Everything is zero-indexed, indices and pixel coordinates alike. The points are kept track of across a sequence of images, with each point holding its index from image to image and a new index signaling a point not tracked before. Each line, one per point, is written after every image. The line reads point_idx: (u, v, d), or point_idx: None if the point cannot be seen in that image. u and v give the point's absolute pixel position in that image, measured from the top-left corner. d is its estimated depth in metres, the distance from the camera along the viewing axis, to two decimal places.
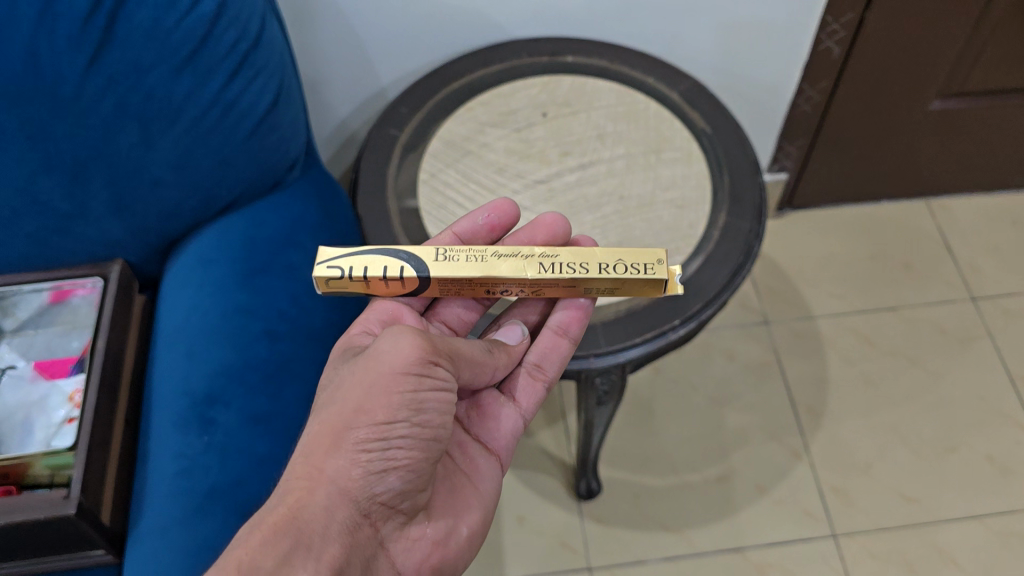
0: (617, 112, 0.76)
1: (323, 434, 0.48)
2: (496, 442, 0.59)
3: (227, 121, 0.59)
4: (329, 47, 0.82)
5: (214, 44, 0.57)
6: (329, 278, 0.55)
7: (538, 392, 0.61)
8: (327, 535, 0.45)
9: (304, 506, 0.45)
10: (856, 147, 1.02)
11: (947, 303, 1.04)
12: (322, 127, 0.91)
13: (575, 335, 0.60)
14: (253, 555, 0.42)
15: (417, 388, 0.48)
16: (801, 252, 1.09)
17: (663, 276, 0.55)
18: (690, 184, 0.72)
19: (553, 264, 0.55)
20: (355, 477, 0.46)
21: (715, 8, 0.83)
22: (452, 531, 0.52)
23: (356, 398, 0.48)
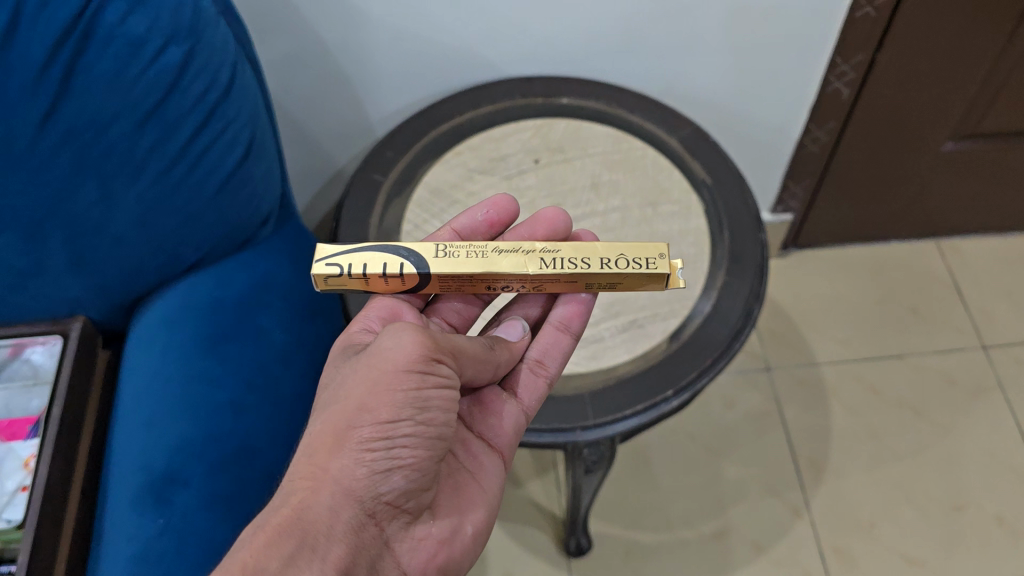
0: (613, 160, 0.72)
1: (324, 433, 0.45)
2: (500, 440, 0.55)
3: (195, 176, 0.56)
4: (316, 83, 0.79)
5: (180, 95, 0.54)
6: (327, 275, 0.54)
7: (541, 388, 0.58)
8: (332, 535, 0.43)
9: (309, 507, 0.43)
10: (864, 189, 0.98)
11: (957, 352, 0.99)
12: (307, 164, 0.88)
13: (577, 331, 0.59)
14: (257, 558, 0.40)
15: (420, 386, 0.46)
16: (805, 294, 1.05)
17: (665, 271, 0.54)
18: (688, 240, 0.68)
19: (554, 259, 0.54)
20: (359, 476, 0.44)
21: (718, 48, 0.79)
22: (458, 530, 0.49)
23: (358, 396, 0.46)
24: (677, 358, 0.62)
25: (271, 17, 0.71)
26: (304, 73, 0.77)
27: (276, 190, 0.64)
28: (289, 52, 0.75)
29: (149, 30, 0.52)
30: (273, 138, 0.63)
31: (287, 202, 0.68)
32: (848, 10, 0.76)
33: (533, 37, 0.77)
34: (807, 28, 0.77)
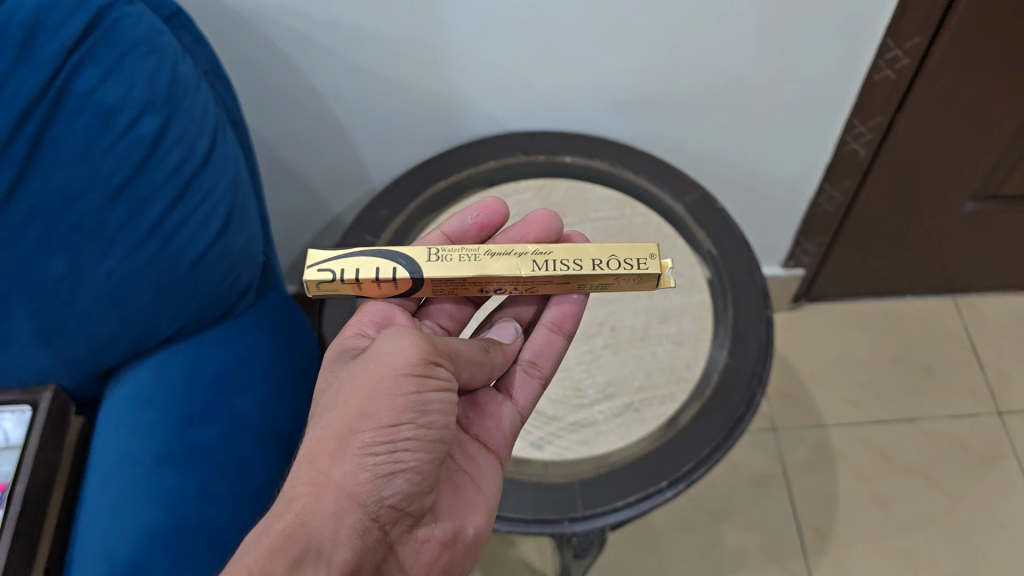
0: (615, 226, 0.69)
1: (326, 438, 0.45)
2: (496, 442, 0.56)
3: (168, 252, 0.53)
4: (313, 134, 0.76)
5: (154, 168, 0.51)
6: (319, 281, 0.53)
7: (535, 389, 0.59)
8: (338, 539, 0.42)
9: (314, 510, 0.42)
10: (880, 246, 0.95)
11: (971, 418, 0.95)
12: (305, 210, 0.86)
13: (569, 332, 0.60)
14: (262, 562, 0.39)
15: (419, 390, 0.46)
16: (815, 351, 1.01)
17: (656, 271, 0.54)
18: (689, 316, 0.65)
19: (547, 261, 0.54)
20: (363, 479, 0.44)
21: (729, 106, 0.76)
22: (459, 531, 0.49)
23: (358, 400, 0.46)
24: (673, 444, 0.59)
25: (265, 68, 0.69)
26: (301, 122, 0.75)
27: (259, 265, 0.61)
28: (286, 100, 0.73)
29: (122, 99, 0.50)
30: (256, 212, 0.61)
31: (271, 273, 0.65)
32: (866, 72, 0.73)
33: (537, 94, 0.74)
34: (823, 88, 0.74)
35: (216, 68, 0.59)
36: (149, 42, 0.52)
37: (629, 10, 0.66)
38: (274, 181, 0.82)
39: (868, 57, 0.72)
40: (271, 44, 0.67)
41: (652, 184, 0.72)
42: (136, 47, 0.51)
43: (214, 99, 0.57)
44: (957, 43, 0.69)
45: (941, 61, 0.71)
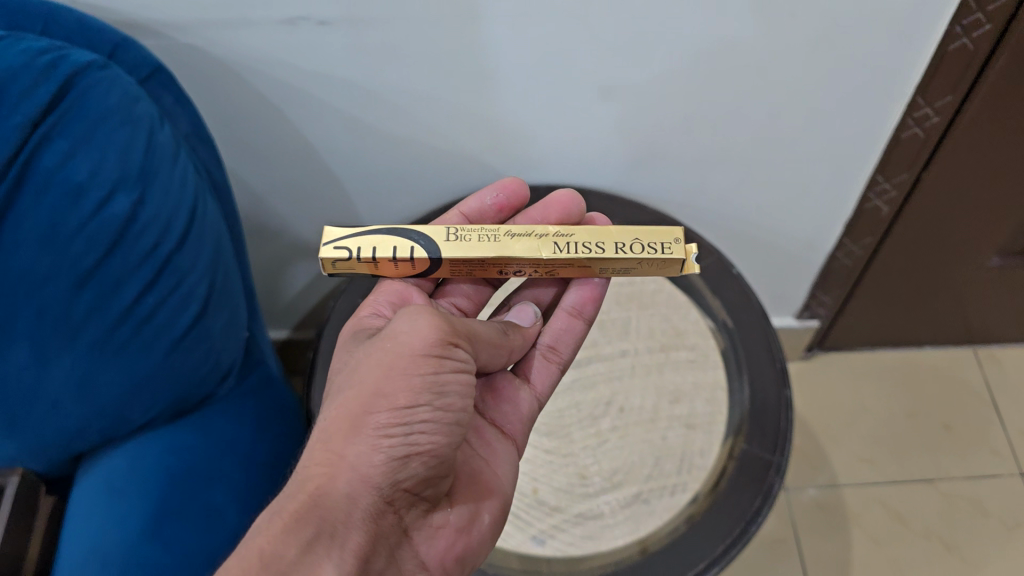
0: (623, 293, 0.65)
1: (342, 418, 0.45)
2: (513, 426, 0.56)
3: (143, 336, 0.48)
4: (309, 188, 0.73)
5: (127, 248, 0.47)
6: (336, 259, 0.54)
7: (553, 374, 0.59)
8: (350, 522, 0.43)
9: (329, 492, 0.43)
10: (897, 299, 0.91)
11: (991, 479, 0.91)
12: (297, 265, 0.82)
13: (590, 316, 0.59)
14: (275, 544, 0.41)
15: (436, 373, 0.46)
16: (829, 405, 0.97)
17: (679, 256, 0.54)
18: (702, 395, 0.61)
19: (568, 243, 0.55)
20: (378, 461, 0.44)
21: (746, 163, 0.72)
22: (475, 518, 0.50)
23: (375, 381, 0.46)
24: (690, 537, 0.55)
25: (255, 119, 0.65)
26: (294, 177, 0.71)
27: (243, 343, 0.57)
28: (275, 154, 0.69)
29: (91, 176, 0.46)
30: (240, 287, 0.56)
31: (256, 351, 0.61)
32: (892, 129, 0.69)
33: (544, 149, 0.71)
34: (846, 145, 0.70)
35: (198, 131, 0.56)
36: (122, 111, 0.48)
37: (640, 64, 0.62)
38: (268, 237, 0.78)
39: (894, 115, 0.67)
40: (261, 97, 0.63)
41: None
42: (107, 117, 0.47)
43: (194, 168, 0.52)
44: (990, 102, 0.65)
45: (972, 120, 0.67)
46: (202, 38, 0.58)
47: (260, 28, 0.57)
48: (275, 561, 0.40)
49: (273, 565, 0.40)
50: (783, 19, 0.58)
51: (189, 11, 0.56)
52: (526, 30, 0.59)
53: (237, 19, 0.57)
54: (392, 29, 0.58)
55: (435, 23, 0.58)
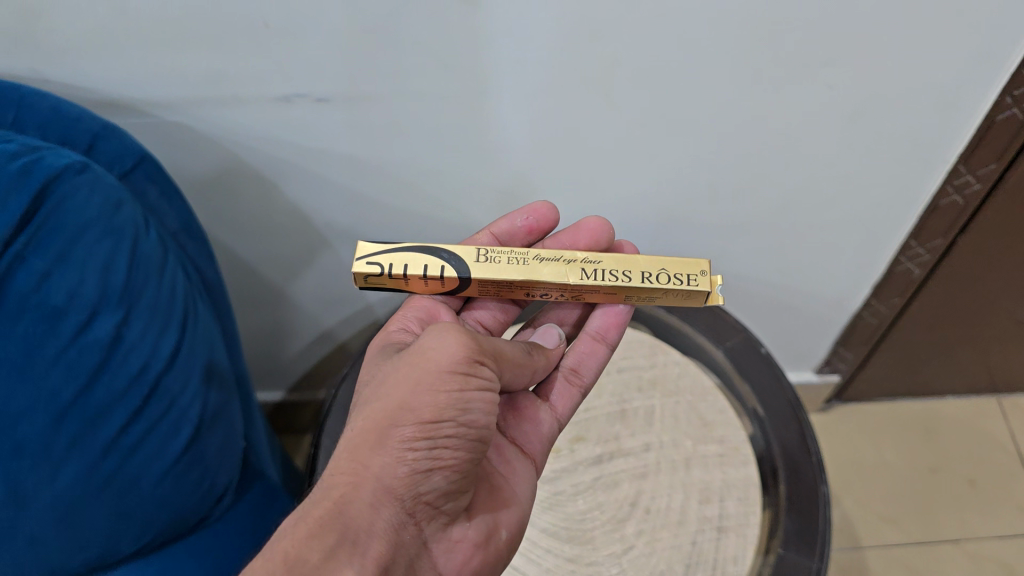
0: (645, 380, 0.62)
1: (367, 431, 0.43)
2: (533, 447, 0.54)
3: (130, 470, 0.43)
4: (309, 261, 0.69)
5: (111, 374, 0.42)
6: (367, 275, 0.51)
7: (574, 398, 0.58)
8: (372, 531, 0.41)
9: (352, 501, 0.41)
10: (921, 354, 0.88)
11: (1020, 537, 0.87)
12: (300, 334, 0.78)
13: (612, 341, 0.59)
14: (298, 549, 0.38)
15: (463, 389, 0.43)
16: (849, 460, 0.95)
17: (705, 289, 0.51)
18: (734, 495, 0.56)
19: (597, 270, 0.52)
20: (401, 474, 0.42)
21: (772, 232, 0.69)
22: (493, 534, 0.47)
23: (402, 394, 0.44)
24: None
25: (250, 193, 0.61)
26: (295, 249, 0.67)
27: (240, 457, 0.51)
28: (274, 228, 0.65)
29: (70, 298, 0.41)
30: (235, 397, 0.51)
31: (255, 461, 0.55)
32: (931, 196, 0.64)
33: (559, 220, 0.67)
34: (880, 212, 0.66)
35: (187, 227, 0.51)
36: (104, 221, 0.43)
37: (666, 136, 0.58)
38: (267, 309, 0.74)
39: (933, 182, 0.63)
40: (255, 173, 0.59)
41: (689, 326, 0.66)
42: (87, 230, 0.42)
43: (183, 273, 0.47)
44: None
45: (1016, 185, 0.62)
46: (192, 116, 0.54)
47: (254, 106, 0.53)
48: (298, 564, 0.37)
49: (297, 568, 0.37)
50: (820, 89, 0.54)
51: (179, 91, 0.51)
52: (544, 103, 0.55)
53: (231, 97, 0.52)
54: (400, 104, 0.54)
55: (448, 98, 0.54)
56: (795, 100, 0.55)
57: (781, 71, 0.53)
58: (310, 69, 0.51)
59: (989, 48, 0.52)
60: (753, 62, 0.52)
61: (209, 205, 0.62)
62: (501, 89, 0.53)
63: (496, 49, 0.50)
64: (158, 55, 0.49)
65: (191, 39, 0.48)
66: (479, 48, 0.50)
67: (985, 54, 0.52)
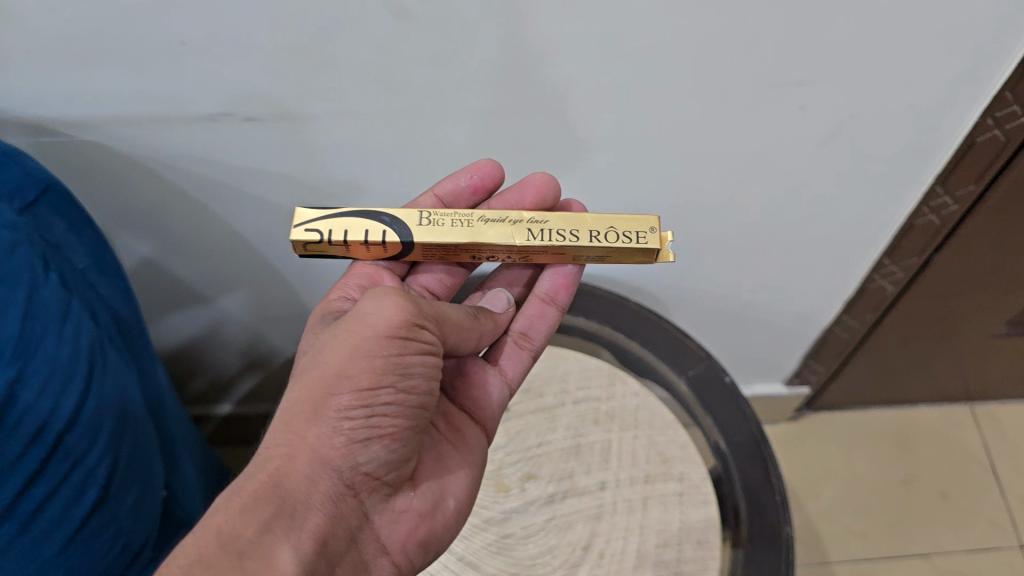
0: (601, 410, 0.60)
1: (301, 398, 0.40)
2: (483, 414, 0.51)
3: (31, 536, 0.39)
4: (247, 277, 0.66)
5: (7, 436, 0.38)
6: (306, 243, 0.46)
7: (524, 362, 0.54)
8: (311, 503, 0.38)
9: (289, 474, 0.38)
10: (893, 365, 0.86)
11: (990, 551, 0.88)
12: (253, 349, 0.77)
13: (563, 303, 0.55)
14: (234, 523, 0.35)
15: (402, 354, 0.40)
16: (818, 471, 0.95)
17: (655, 247, 0.46)
18: (692, 538, 0.53)
19: (543, 232, 0.47)
20: (339, 443, 0.39)
21: (741, 255, 0.66)
22: (439, 502, 0.45)
23: (337, 359, 0.40)
24: None
25: (178, 212, 0.57)
26: (233, 267, 0.64)
27: (157, 512, 0.49)
28: (211, 248, 0.62)
29: None
30: (150, 447, 0.48)
31: (177, 511, 0.53)
32: (906, 216, 0.61)
33: None
34: (851, 232, 0.63)
35: (97, 261, 0.48)
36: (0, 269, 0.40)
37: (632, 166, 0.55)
38: (205, 322, 0.71)
39: (907, 204, 0.60)
40: (182, 195, 0.55)
41: (649, 352, 0.64)
42: None
43: (88, 317, 0.45)
44: (1015, 190, 0.57)
45: (994, 206, 0.59)
46: (108, 136, 0.50)
47: (175, 126, 0.49)
48: (232, 540, 0.34)
49: (232, 545, 0.34)
50: (792, 111, 0.51)
51: (92, 110, 0.47)
52: (494, 124, 0.50)
53: (152, 117, 0.48)
54: (339, 123, 0.50)
55: (390, 119, 0.49)
56: (765, 123, 0.52)
57: (750, 93, 0.49)
58: (236, 87, 0.46)
59: (972, 70, 0.48)
60: (721, 83, 0.48)
61: (134, 224, 0.58)
62: (448, 111, 0.49)
63: (441, 70, 0.46)
64: (65, 75, 0.45)
65: (102, 59, 0.44)
66: (423, 69, 0.46)
67: (969, 76, 0.48)
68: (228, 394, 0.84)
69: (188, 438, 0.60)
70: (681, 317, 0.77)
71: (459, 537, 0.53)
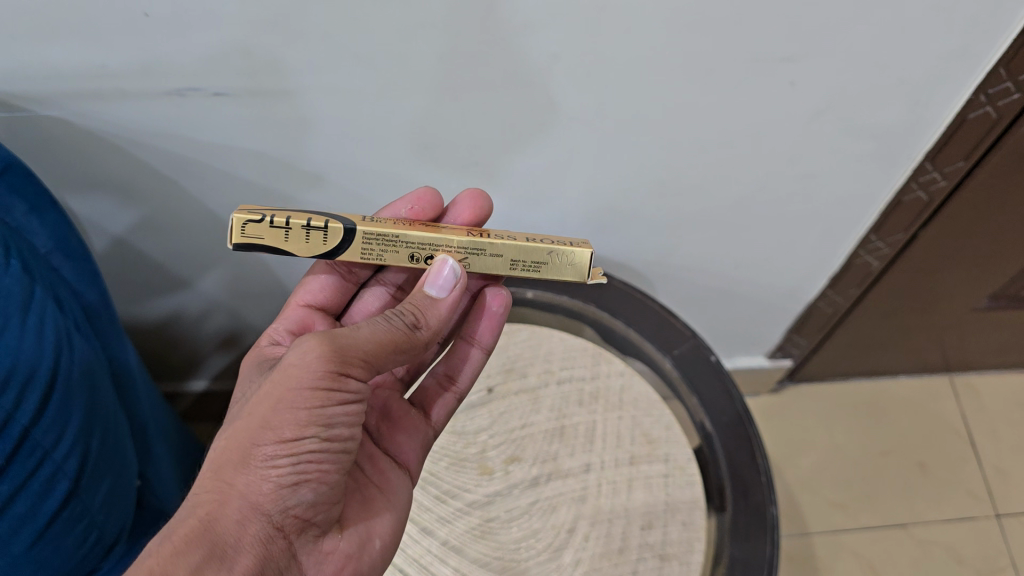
0: (585, 392, 0.59)
1: (227, 446, 0.38)
2: (407, 457, 0.50)
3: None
4: (220, 254, 0.64)
5: None
6: (247, 223, 0.41)
7: (448, 405, 0.54)
8: (242, 547, 0.36)
9: (218, 519, 0.36)
10: (874, 339, 0.86)
11: (966, 521, 0.91)
12: (231, 327, 0.75)
13: (487, 344, 0.54)
14: (164, 565, 0.33)
15: (326, 404, 0.38)
16: (798, 443, 0.97)
17: (587, 252, 0.46)
18: (677, 519, 0.53)
19: (479, 235, 0.46)
20: (267, 489, 0.37)
21: (727, 234, 0.66)
22: (366, 542, 0.43)
23: (262, 408, 0.38)
24: None
25: (147, 188, 0.55)
26: (205, 246, 0.63)
27: (129, 502, 0.48)
28: (184, 228, 0.60)
29: None
30: (122, 437, 0.47)
31: (150, 500, 0.53)
32: (895, 193, 0.61)
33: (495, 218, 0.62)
34: (837, 208, 0.62)
35: (61, 244, 0.47)
36: None
37: (625, 146, 0.54)
38: (179, 301, 0.69)
39: (896, 180, 0.59)
40: (151, 169, 0.53)
41: (632, 330, 0.63)
42: None
43: (53, 304, 0.43)
44: (1004, 167, 0.57)
45: (981, 184, 0.59)
46: (71, 110, 0.47)
47: (143, 99, 0.47)
48: None
49: None
50: (782, 87, 0.49)
51: (55, 84, 0.45)
52: (476, 100, 0.49)
53: (116, 90, 0.46)
54: (315, 99, 0.48)
55: (367, 94, 0.47)
56: (757, 97, 0.50)
57: (740, 68, 0.48)
58: (202, 58, 0.44)
59: (967, 45, 0.47)
60: (711, 57, 0.47)
61: (101, 204, 0.56)
62: (430, 86, 0.47)
63: (423, 43, 0.44)
64: (25, 49, 0.42)
65: (64, 31, 0.41)
66: (404, 43, 0.44)
67: (962, 53, 0.47)
68: (202, 370, 0.82)
69: (162, 422, 0.59)
70: (665, 294, 0.76)
71: (442, 522, 0.52)
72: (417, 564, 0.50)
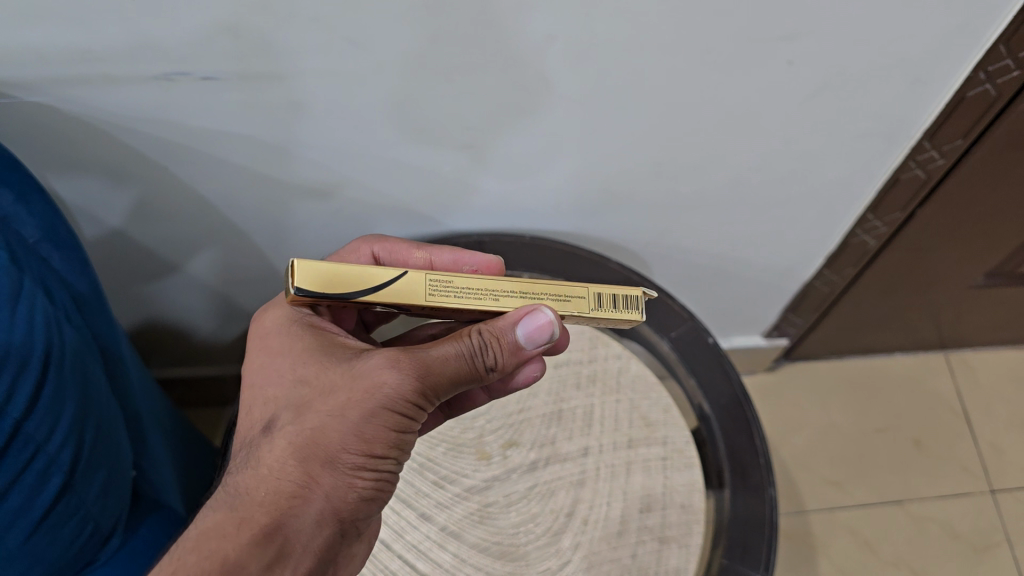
0: (583, 373, 0.58)
1: (315, 443, 0.39)
2: None
3: None
4: (211, 240, 0.63)
5: None
6: None
7: (435, 422, 0.52)
8: (310, 547, 0.39)
9: (302, 518, 0.38)
10: (870, 316, 0.86)
11: (961, 497, 0.92)
12: (225, 313, 0.75)
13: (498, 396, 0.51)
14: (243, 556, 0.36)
15: (411, 430, 0.40)
16: (793, 422, 0.97)
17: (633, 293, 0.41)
18: (676, 502, 0.53)
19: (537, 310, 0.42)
20: (349, 498, 0.39)
21: (722, 214, 0.65)
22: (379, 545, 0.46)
23: (354, 416, 0.39)
24: None
25: (137, 174, 0.54)
26: (195, 231, 0.62)
27: (126, 490, 0.48)
28: (176, 213, 0.59)
29: None
30: (116, 428, 0.47)
31: (146, 489, 0.53)
32: (892, 170, 0.60)
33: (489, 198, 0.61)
34: (836, 186, 0.62)
35: (50, 234, 0.46)
36: None
37: (620, 128, 0.54)
38: (169, 285, 0.69)
39: (895, 158, 0.59)
40: (141, 155, 0.53)
41: None
42: None
43: (42, 294, 0.42)
44: (1001, 144, 0.57)
45: (980, 161, 0.59)
46: (55, 96, 0.46)
47: (133, 86, 0.46)
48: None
49: None
50: (779, 65, 0.49)
51: (40, 70, 0.44)
52: (469, 82, 0.48)
53: (102, 76, 0.45)
54: (310, 83, 0.47)
55: (359, 77, 0.47)
56: (754, 78, 0.50)
57: (736, 47, 0.47)
58: (189, 41, 0.43)
59: (967, 21, 0.46)
60: (707, 36, 0.46)
61: (89, 190, 0.55)
62: (421, 68, 0.46)
63: (414, 24, 0.43)
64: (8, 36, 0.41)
65: (47, 16, 0.40)
66: (395, 24, 0.43)
67: (962, 30, 0.47)
68: (194, 355, 0.82)
69: (156, 410, 0.58)
70: (661, 275, 0.75)
71: (441, 507, 0.52)
72: (415, 550, 0.50)
